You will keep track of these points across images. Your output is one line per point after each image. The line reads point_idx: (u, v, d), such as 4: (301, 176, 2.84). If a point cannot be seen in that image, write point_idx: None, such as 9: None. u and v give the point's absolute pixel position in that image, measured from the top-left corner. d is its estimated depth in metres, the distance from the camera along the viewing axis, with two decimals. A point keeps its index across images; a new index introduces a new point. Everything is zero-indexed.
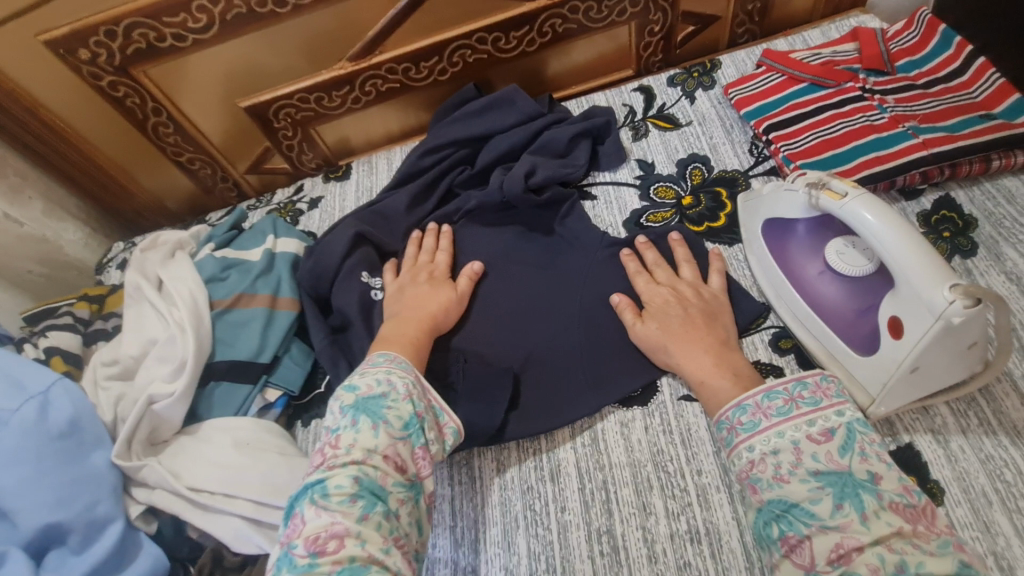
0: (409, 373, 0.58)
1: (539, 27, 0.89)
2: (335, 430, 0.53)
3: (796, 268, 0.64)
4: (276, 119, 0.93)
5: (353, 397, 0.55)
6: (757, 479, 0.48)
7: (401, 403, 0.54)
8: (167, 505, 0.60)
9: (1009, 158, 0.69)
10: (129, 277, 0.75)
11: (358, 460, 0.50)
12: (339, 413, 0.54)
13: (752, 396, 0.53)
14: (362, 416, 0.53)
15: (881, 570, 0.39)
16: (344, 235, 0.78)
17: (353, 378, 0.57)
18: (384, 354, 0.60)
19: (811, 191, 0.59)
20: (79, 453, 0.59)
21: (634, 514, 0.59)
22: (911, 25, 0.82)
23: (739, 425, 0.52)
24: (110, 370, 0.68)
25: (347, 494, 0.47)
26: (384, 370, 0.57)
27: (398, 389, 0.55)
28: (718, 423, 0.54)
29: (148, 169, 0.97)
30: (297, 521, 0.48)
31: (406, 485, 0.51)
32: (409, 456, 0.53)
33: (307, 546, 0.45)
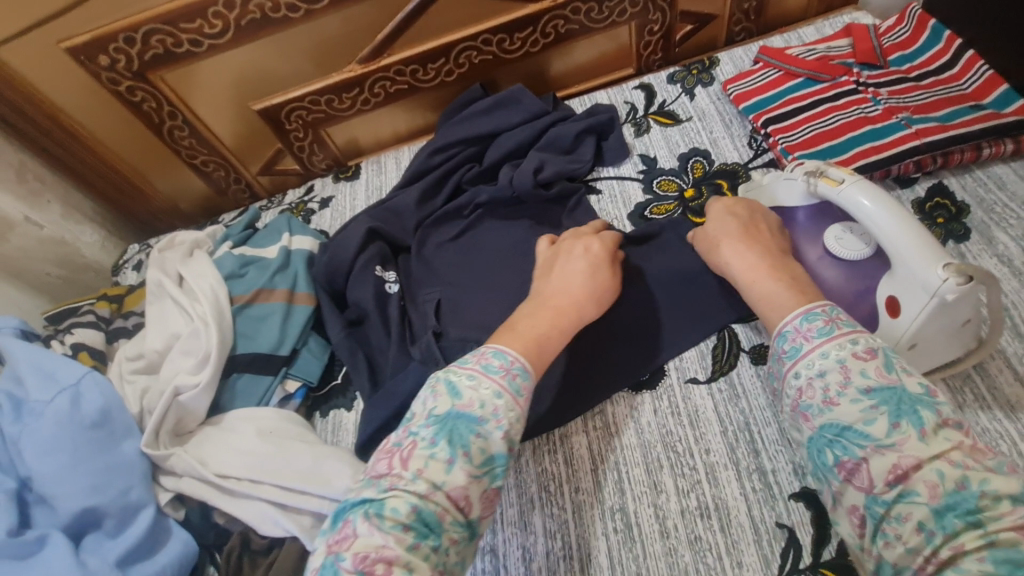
0: (516, 404, 0.50)
1: (542, 28, 0.92)
2: (414, 434, 0.48)
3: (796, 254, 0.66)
4: (288, 121, 0.96)
5: (448, 406, 0.49)
6: (808, 406, 0.46)
7: (493, 438, 0.48)
8: (195, 491, 0.63)
9: (999, 147, 0.72)
10: (151, 274, 0.77)
11: (421, 491, 0.44)
12: (426, 419, 0.49)
13: (791, 321, 0.49)
14: (442, 439, 0.47)
15: (941, 487, 0.38)
16: (358, 232, 0.80)
17: (458, 382, 0.51)
18: (502, 360, 0.53)
19: (810, 179, 0.61)
20: (111, 441, 0.61)
21: (645, 492, 0.61)
22: (902, 21, 0.85)
23: (782, 353, 0.49)
24: (136, 364, 0.71)
25: (401, 521, 0.42)
26: (494, 392, 0.50)
27: (499, 421, 0.49)
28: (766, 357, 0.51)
29: (163, 172, 0.99)
30: (347, 531, 0.43)
31: (464, 526, 0.46)
32: (477, 497, 0.47)
33: (356, 563, 0.41)
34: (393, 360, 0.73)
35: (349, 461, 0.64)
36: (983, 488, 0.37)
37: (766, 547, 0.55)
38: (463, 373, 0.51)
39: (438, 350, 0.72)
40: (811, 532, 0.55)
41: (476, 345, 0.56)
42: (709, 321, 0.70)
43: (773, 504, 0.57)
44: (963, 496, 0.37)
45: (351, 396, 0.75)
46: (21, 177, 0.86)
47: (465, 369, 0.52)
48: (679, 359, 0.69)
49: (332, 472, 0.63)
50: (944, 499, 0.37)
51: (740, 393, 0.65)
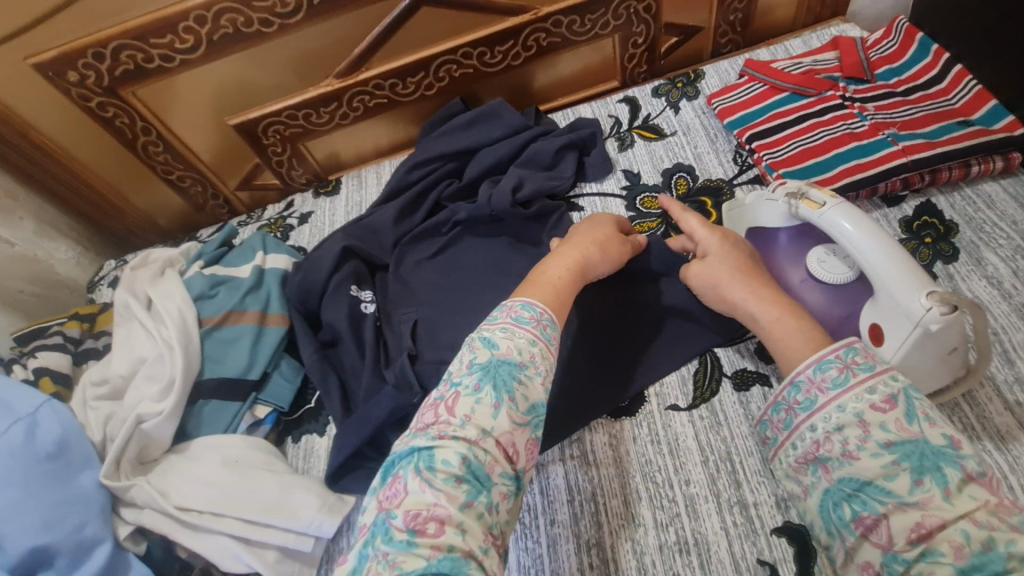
0: (549, 352, 0.52)
1: (524, 41, 0.91)
2: (456, 385, 0.49)
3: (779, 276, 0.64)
4: (265, 136, 0.94)
5: (488, 356, 0.50)
6: (827, 458, 0.43)
7: (533, 384, 0.49)
8: (156, 525, 0.60)
9: (987, 164, 0.70)
10: (119, 296, 0.75)
11: (471, 437, 0.45)
12: (467, 369, 0.49)
13: (803, 370, 0.47)
14: (486, 384, 0.47)
15: (967, 548, 0.35)
16: (333, 250, 0.78)
17: (492, 335, 0.52)
18: (531, 312, 0.54)
19: (791, 201, 0.59)
20: (67, 473, 0.60)
21: (623, 526, 0.58)
22: (889, 34, 0.84)
23: (796, 405, 0.47)
24: (99, 390, 0.69)
25: (454, 474, 0.43)
26: (528, 340, 0.51)
27: (536, 368, 0.50)
28: (774, 405, 0.49)
29: (139, 188, 0.97)
30: (397, 487, 0.43)
31: (512, 479, 0.46)
32: (523, 447, 0.47)
33: (407, 521, 0.41)
34: (366, 383, 0.70)
35: (316, 492, 0.63)
36: (1010, 550, 0.34)
37: None
38: (496, 327, 0.52)
39: (413, 373, 0.70)
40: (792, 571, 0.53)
41: (502, 302, 0.56)
42: (690, 346, 0.68)
43: (754, 539, 0.55)
44: (990, 557, 0.34)
45: (324, 420, 0.73)
46: None
47: (497, 324, 0.53)
48: (660, 384, 0.67)
49: (298, 504, 0.62)
50: (971, 560, 0.35)
51: (722, 421, 0.63)
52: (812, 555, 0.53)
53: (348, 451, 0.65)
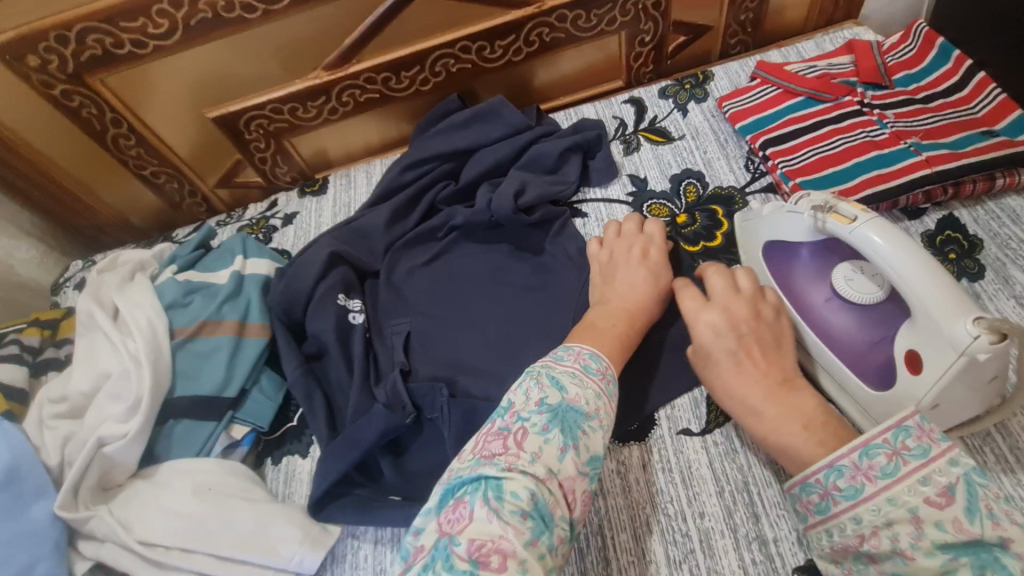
0: (611, 408, 0.52)
1: (526, 36, 0.86)
2: (523, 419, 0.48)
3: (799, 293, 0.61)
4: (247, 131, 0.88)
5: (558, 398, 0.49)
6: (875, 552, 0.41)
7: (596, 437, 0.49)
8: (118, 561, 0.54)
9: (1013, 177, 0.67)
10: (82, 303, 0.68)
11: (539, 475, 0.44)
12: (537, 406, 0.49)
13: (846, 454, 0.44)
14: (555, 427, 0.47)
15: None
16: (319, 257, 0.74)
17: (561, 377, 0.51)
18: (598, 363, 0.54)
19: (817, 215, 0.55)
20: (16, 505, 0.53)
21: (633, 563, 0.54)
22: (907, 38, 0.80)
23: (837, 491, 0.44)
24: (58, 408, 0.62)
25: (521, 508, 0.42)
26: (597, 392, 0.51)
27: (601, 421, 0.50)
28: (804, 485, 0.46)
29: (108, 183, 0.90)
30: (461, 512, 0.42)
31: (569, 524, 0.45)
32: (581, 496, 0.47)
33: (470, 550, 0.40)
34: (355, 401, 0.66)
35: (298, 523, 0.58)
36: None
37: None
38: (565, 370, 0.52)
39: (407, 392, 0.65)
40: None
41: (569, 345, 0.57)
42: None
43: None
44: None
45: (307, 440, 0.68)
46: None
47: (566, 367, 0.53)
48: (671, 407, 0.62)
49: (277, 537, 0.56)
50: None
51: (738, 448, 0.58)
52: None
53: (335, 476, 0.60)
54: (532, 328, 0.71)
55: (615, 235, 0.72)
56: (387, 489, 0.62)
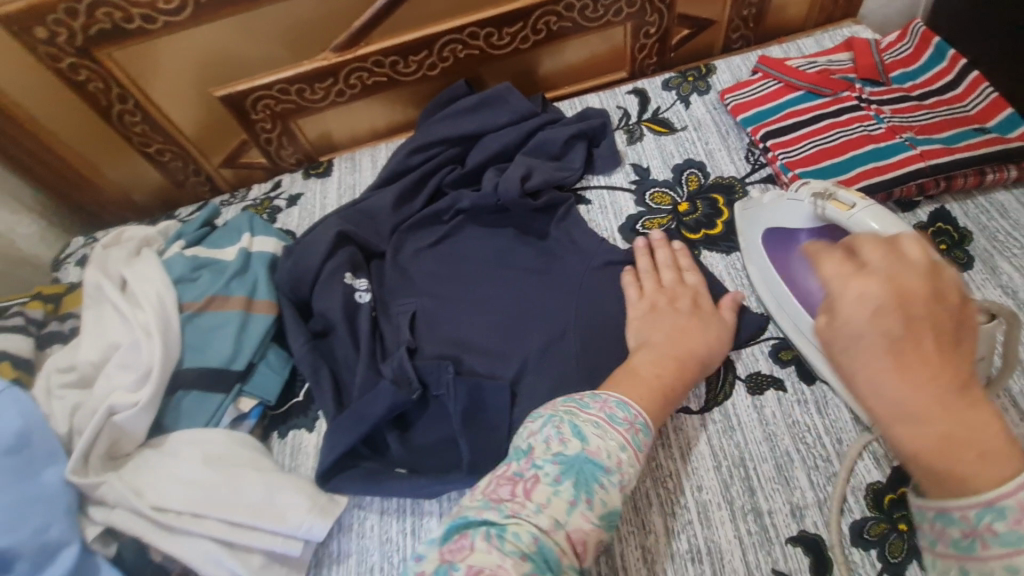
0: (636, 460, 0.52)
1: (534, 24, 0.87)
2: (537, 467, 0.49)
3: (796, 277, 0.64)
4: (254, 111, 0.88)
5: (577, 449, 0.50)
6: None
7: (613, 491, 0.49)
8: (129, 526, 0.55)
9: (1003, 172, 0.70)
10: (90, 275, 0.68)
11: (543, 525, 0.46)
12: (552, 455, 0.50)
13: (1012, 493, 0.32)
14: (569, 479, 0.48)
15: None
16: (327, 235, 0.75)
17: (585, 426, 0.51)
18: (626, 413, 0.54)
19: (817, 202, 0.57)
20: (28, 469, 0.54)
21: (633, 533, 0.56)
22: (904, 37, 0.82)
23: (990, 535, 0.32)
24: (66, 377, 0.63)
25: (522, 549, 0.44)
26: (620, 444, 0.51)
27: (621, 474, 0.50)
28: (943, 513, 0.35)
29: (112, 160, 0.90)
30: (463, 542, 0.45)
31: (576, 572, 0.46)
32: (592, 547, 0.48)
33: (469, 575, 0.42)
34: (361, 376, 0.67)
35: (306, 492, 0.59)
36: None
37: None
38: (589, 419, 0.52)
39: (413, 369, 0.67)
40: None
41: (597, 390, 0.56)
42: None
43: (770, 548, 0.53)
44: None
45: (314, 415, 0.69)
46: None
47: (591, 415, 0.52)
48: None
49: (286, 506, 0.57)
50: None
51: (735, 425, 0.61)
52: (830, 566, 0.52)
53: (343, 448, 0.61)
54: (535, 308, 0.72)
55: (654, 285, 0.68)
56: (393, 462, 0.64)
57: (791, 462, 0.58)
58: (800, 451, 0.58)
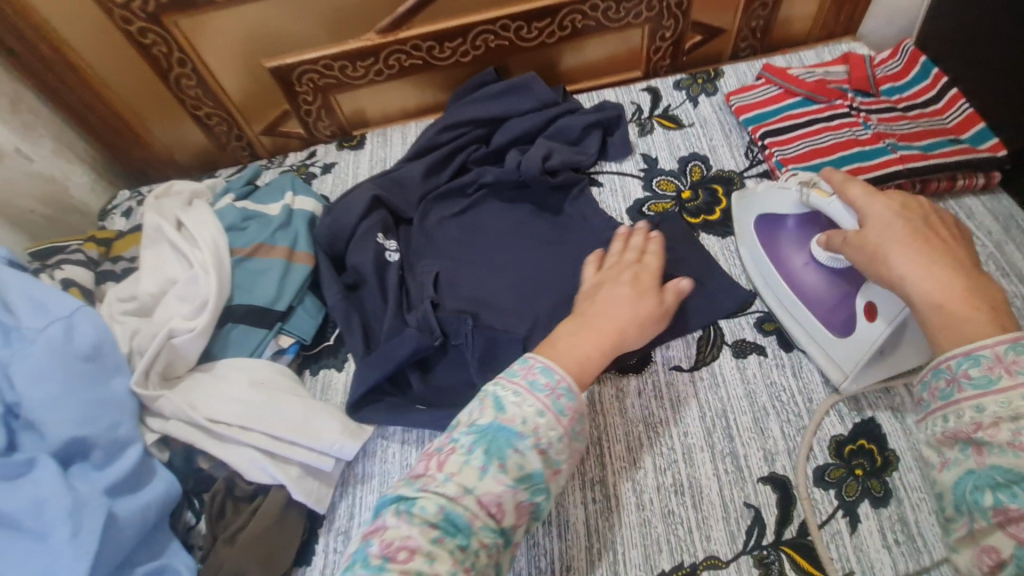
0: (557, 422, 0.54)
1: (560, 21, 0.95)
2: (454, 441, 0.53)
3: (781, 256, 0.71)
4: (298, 83, 0.95)
5: (491, 419, 0.53)
6: (986, 441, 0.43)
7: (530, 455, 0.52)
8: (183, 434, 0.63)
9: (971, 180, 0.79)
10: (150, 217, 0.75)
11: (451, 494, 0.49)
12: (468, 427, 0.53)
13: (993, 347, 0.45)
14: (479, 447, 0.51)
15: None
16: (363, 198, 0.83)
17: (504, 397, 0.54)
18: (548, 378, 0.55)
19: (803, 190, 0.66)
20: (101, 376, 0.60)
21: (625, 467, 0.65)
22: (895, 55, 0.91)
23: (966, 378, 0.45)
24: (127, 305, 0.70)
25: (428, 519, 0.48)
26: (536, 409, 0.53)
27: (538, 439, 0.53)
28: (935, 371, 0.48)
29: (162, 120, 0.98)
30: (381, 520, 0.49)
31: (495, 531, 0.50)
32: (510, 508, 0.51)
33: (382, 549, 0.46)
34: (389, 324, 0.75)
35: (339, 417, 0.67)
36: None
37: (733, 524, 0.60)
38: (510, 388, 0.55)
39: (436, 320, 0.75)
40: (774, 513, 0.60)
41: (524, 357, 0.58)
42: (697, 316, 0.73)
43: (742, 485, 0.62)
44: None
45: (342, 356, 0.77)
46: (14, 106, 0.85)
47: (512, 385, 0.55)
48: (666, 346, 0.72)
49: (322, 426, 0.65)
50: None
51: (720, 382, 0.69)
52: (793, 501, 0.60)
53: (371, 383, 0.69)
54: (547, 274, 0.80)
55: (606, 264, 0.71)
56: (415, 399, 0.72)
57: (767, 416, 0.66)
58: (774, 406, 0.67)
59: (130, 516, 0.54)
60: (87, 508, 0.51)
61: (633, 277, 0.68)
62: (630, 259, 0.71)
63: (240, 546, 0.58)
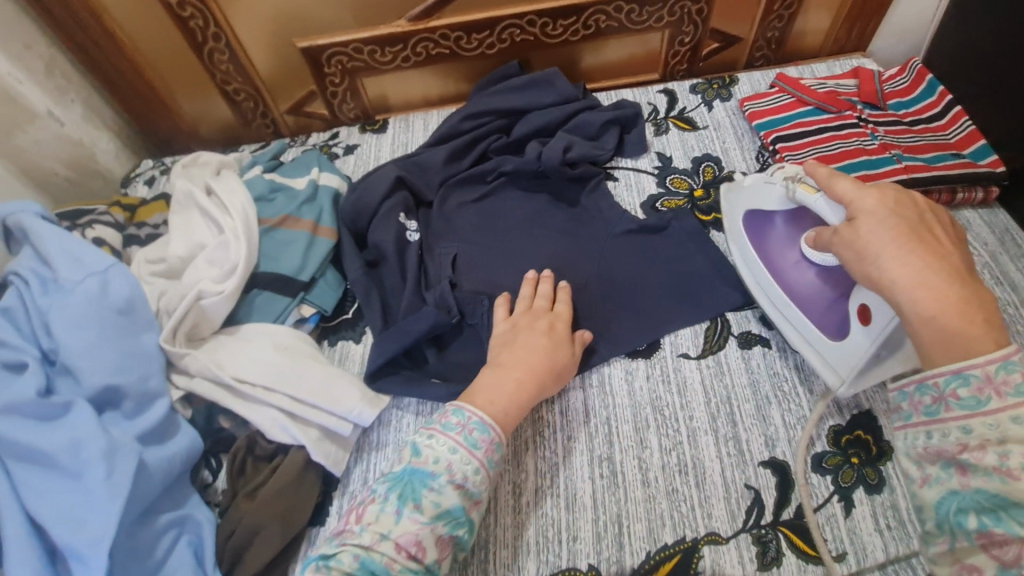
0: (472, 456, 0.59)
1: (585, 20, 0.97)
2: (373, 493, 0.58)
3: (774, 257, 0.72)
4: (327, 65, 0.97)
5: (405, 466, 0.59)
6: (972, 465, 0.46)
7: (445, 491, 0.57)
8: (208, 391, 0.65)
9: (970, 194, 0.82)
10: (180, 184, 0.78)
11: (367, 541, 0.54)
12: (385, 479, 0.59)
13: (983, 367, 0.46)
14: (393, 494, 0.56)
15: None
16: (387, 178, 0.85)
17: (418, 442, 0.60)
18: (460, 417, 0.61)
19: (789, 185, 0.67)
20: (131, 330, 0.62)
21: (632, 446, 0.67)
22: (904, 71, 0.95)
23: (954, 400, 0.47)
24: (156, 267, 0.72)
25: (344, 569, 0.52)
26: (448, 448, 0.59)
27: (450, 475, 0.58)
28: (921, 385, 0.49)
29: (190, 93, 1.01)
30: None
31: (416, 570, 0.54)
32: (429, 544, 0.55)
33: None
34: (407, 300, 0.77)
35: (358, 385, 0.69)
36: None
37: (733, 503, 0.63)
38: (424, 434, 0.61)
39: (453, 299, 0.77)
40: (773, 495, 0.63)
41: (440, 406, 0.65)
42: (706, 307, 0.77)
43: (743, 468, 0.65)
44: None
45: (360, 329, 0.79)
46: (49, 70, 0.88)
47: (426, 430, 0.61)
48: (675, 335, 0.76)
49: (341, 392, 0.67)
50: None
51: (725, 370, 0.72)
52: (792, 484, 0.63)
53: (389, 355, 0.72)
54: (561, 261, 0.83)
55: (525, 309, 0.74)
56: (431, 372, 0.74)
57: (769, 404, 0.69)
58: (777, 395, 0.70)
59: (158, 465, 0.56)
60: (120, 451, 0.52)
61: (548, 326, 0.71)
62: (540, 305, 0.74)
63: (261, 501, 0.60)
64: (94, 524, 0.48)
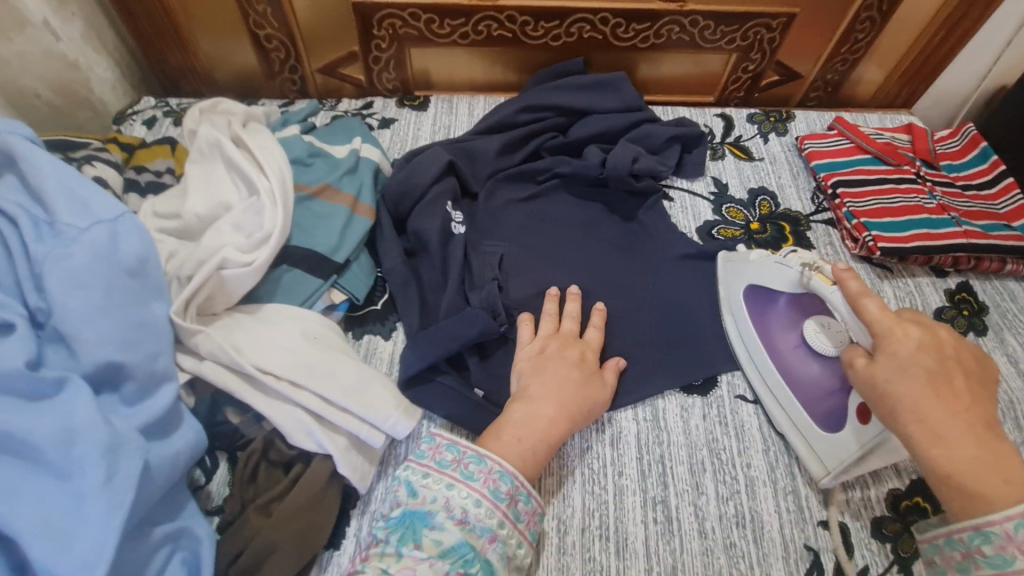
0: (473, 489, 0.52)
1: (658, 29, 0.92)
2: (374, 539, 0.51)
3: (772, 338, 0.68)
4: (377, 27, 0.88)
5: (402, 508, 0.51)
6: None
7: (446, 528, 0.49)
8: (221, 378, 0.55)
9: (1019, 266, 0.83)
10: (204, 130, 0.67)
11: None
12: (384, 522, 0.51)
13: (1002, 523, 0.43)
14: (394, 536, 0.49)
15: None
16: (439, 161, 0.77)
17: (413, 480, 0.53)
18: (455, 451, 0.54)
19: (805, 272, 0.63)
20: (142, 297, 0.51)
21: (688, 491, 0.62)
22: (956, 135, 0.96)
23: (982, 556, 0.44)
24: (169, 223, 0.62)
25: None
26: (445, 485, 0.52)
27: (450, 510, 0.50)
28: (947, 539, 0.47)
29: (211, 30, 0.90)
30: None
31: None
32: None
33: None
34: (450, 299, 0.69)
35: (394, 390, 0.60)
36: None
37: (793, 565, 0.59)
38: (417, 470, 0.53)
39: (500, 302, 0.70)
40: (835, 559, 0.59)
41: (431, 435, 0.57)
42: None
43: (803, 526, 0.61)
44: None
45: (391, 325, 0.70)
46: None
47: (420, 466, 0.54)
48: (732, 373, 0.71)
49: (378, 396, 0.58)
50: None
51: None
52: (853, 547, 0.60)
53: (431, 359, 0.64)
54: (615, 277, 0.77)
55: (551, 330, 0.67)
56: (471, 383, 0.67)
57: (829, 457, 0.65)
58: None
59: (163, 467, 0.46)
60: (124, 448, 0.42)
61: (580, 356, 0.65)
62: (571, 331, 0.68)
63: (276, 518, 0.51)
64: (86, 541, 0.39)
